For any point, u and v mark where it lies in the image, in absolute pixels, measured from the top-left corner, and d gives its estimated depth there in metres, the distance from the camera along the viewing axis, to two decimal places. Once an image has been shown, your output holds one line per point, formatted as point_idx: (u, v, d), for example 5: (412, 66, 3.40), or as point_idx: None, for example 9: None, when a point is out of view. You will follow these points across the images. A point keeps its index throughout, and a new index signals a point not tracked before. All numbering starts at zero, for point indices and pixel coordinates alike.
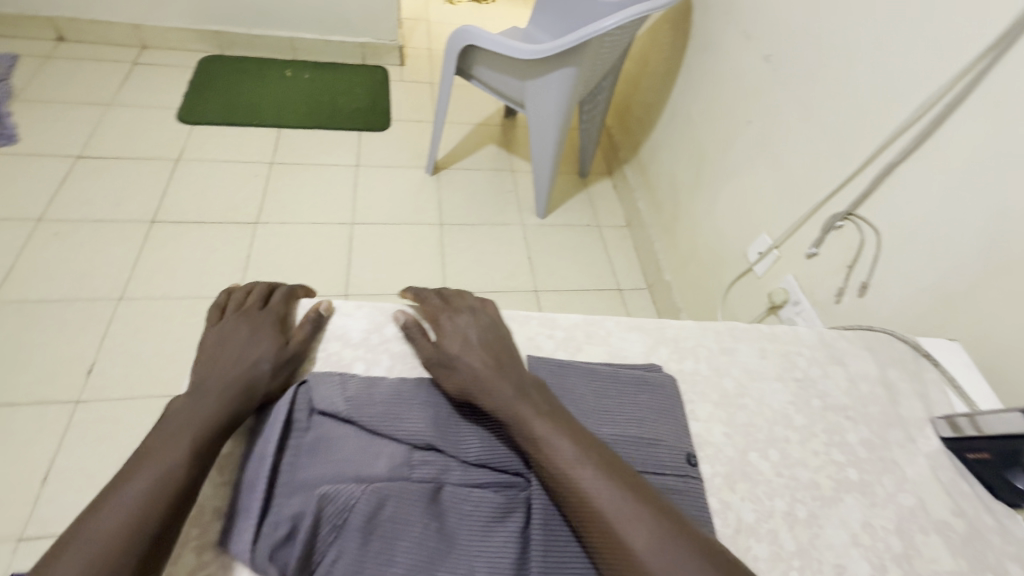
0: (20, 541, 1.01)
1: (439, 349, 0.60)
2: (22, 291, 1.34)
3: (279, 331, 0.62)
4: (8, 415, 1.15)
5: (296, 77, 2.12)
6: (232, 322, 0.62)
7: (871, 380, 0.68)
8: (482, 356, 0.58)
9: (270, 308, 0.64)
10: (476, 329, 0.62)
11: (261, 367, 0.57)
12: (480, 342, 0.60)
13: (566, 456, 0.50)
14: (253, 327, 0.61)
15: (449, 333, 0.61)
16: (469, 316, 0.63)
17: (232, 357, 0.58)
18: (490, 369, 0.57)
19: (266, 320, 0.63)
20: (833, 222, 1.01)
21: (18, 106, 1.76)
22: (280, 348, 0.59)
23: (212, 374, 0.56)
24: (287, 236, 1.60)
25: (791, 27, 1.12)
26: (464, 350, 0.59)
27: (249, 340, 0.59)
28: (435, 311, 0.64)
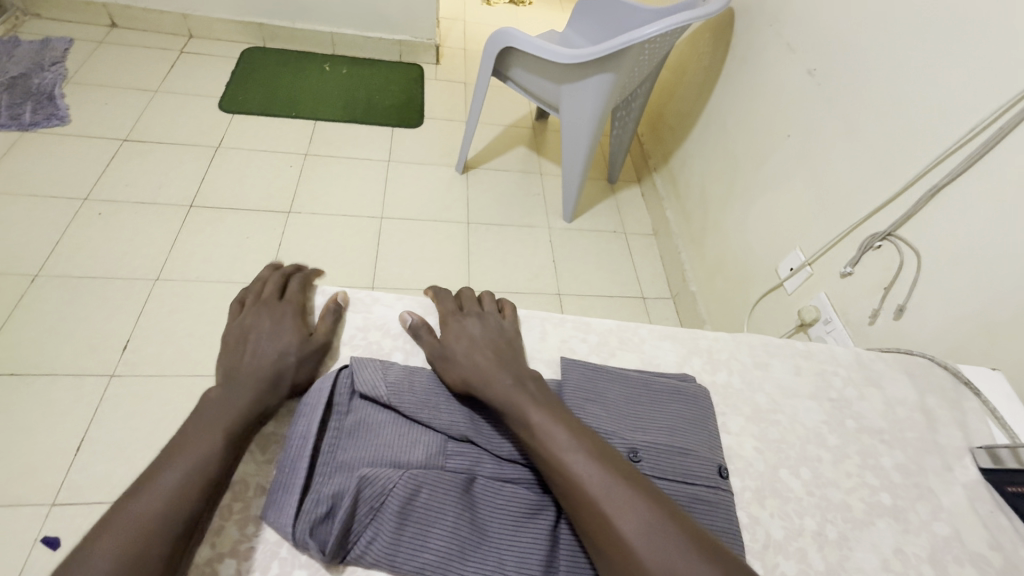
0: (53, 506, 1.05)
1: (442, 343, 0.61)
2: (66, 267, 1.40)
3: (301, 322, 0.63)
4: (48, 384, 1.20)
5: (334, 72, 2.16)
6: (254, 313, 0.62)
7: (907, 405, 0.67)
8: (484, 351, 0.59)
9: (289, 299, 0.65)
10: (481, 328, 0.63)
11: (287, 359, 0.58)
12: (484, 340, 0.61)
13: (560, 444, 0.50)
14: (275, 319, 0.62)
15: (452, 330, 0.62)
16: (478, 317, 0.64)
17: (258, 348, 0.58)
18: (492, 363, 0.58)
19: (287, 312, 0.63)
20: (871, 242, 0.99)
21: (71, 89, 1.84)
22: (305, 340, 0.61)
23: (240, 365, 0.57)
24: (318, 227, 1.64)
25: (838, 42, 1.10)
26: (467, 345, 0.60)
27: (272, 332, 0.60)
28: (447, 311, 0.66)
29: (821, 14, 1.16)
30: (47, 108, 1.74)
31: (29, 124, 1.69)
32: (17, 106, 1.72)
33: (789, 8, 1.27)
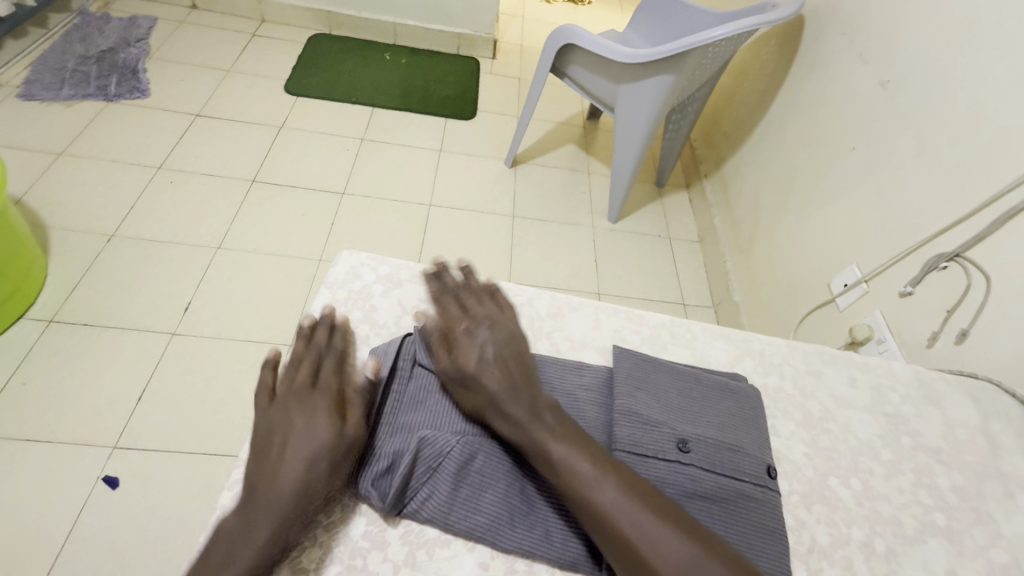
0: (114, 449, 1.12)
1: (452, 362, 0.58)
2: (138, 229, 1.50)
3: (336, 412, 0.52)
4: (116, 336, 1.28)
5: (394, 61, 2.22)
6: (281, 402, 0.53)
7: (969, 428, 0.67)
8: (497, 375, 0.56)
9: (322, 384, 0.55)
10: (494, 342, 0.59)
11: (319, 465, 0.49)
12: (496, 359, 0.57)
13: (585, 475, 0.50)
14: (307, 412, 0.52)
15: (464, 345, 0.59)
16: (487, 330, 0.61)
17: (282, 452, 0.49)
18: (507, 388, 0.55)
19: (321, 401, 0.53)
20: (936, 263, 0.95)
21: (153, 64, 1.96)
22: (338, 436, 0.51)
23: (262, 476, 0.48)
24: (369, 209, 1.69)
25: (916, 54, 1.06)
26: (480, 367, 0.57)
27: (302, 430, 0.51)
28: (453, 321, 0.62)
29: (900, 23, 1.11)
30: (129, 81, 1.85)
31: (113, 94, 1.80)
32: (104, 78, 1.84)
33: (865, 16, 1.23)
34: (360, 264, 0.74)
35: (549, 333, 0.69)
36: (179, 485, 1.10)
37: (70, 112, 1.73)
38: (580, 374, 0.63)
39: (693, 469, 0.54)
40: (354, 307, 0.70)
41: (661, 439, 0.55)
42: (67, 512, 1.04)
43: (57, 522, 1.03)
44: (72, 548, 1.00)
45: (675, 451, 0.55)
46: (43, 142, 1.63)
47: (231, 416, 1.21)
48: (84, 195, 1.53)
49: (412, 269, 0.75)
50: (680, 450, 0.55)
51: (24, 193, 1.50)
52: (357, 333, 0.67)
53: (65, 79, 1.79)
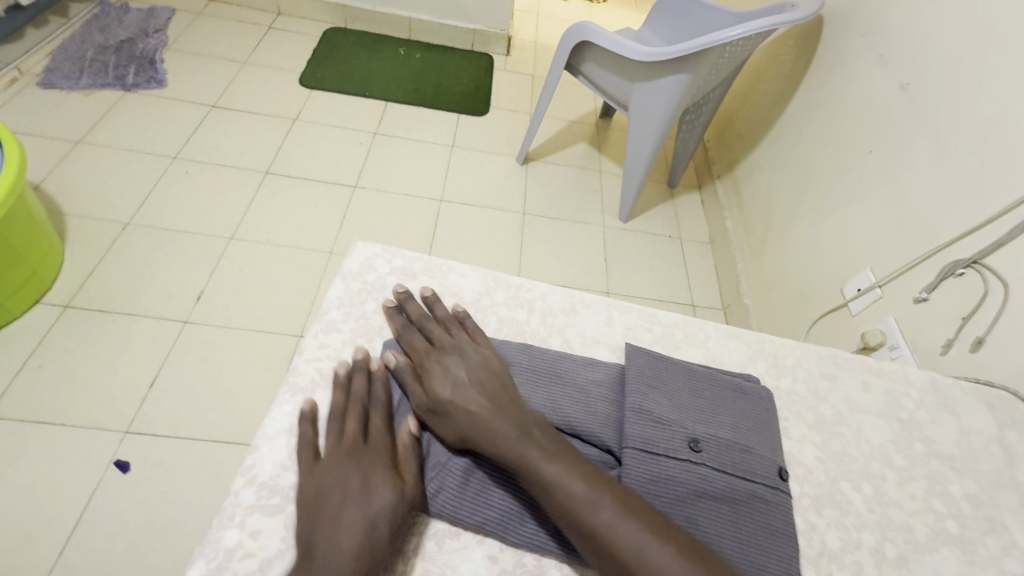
0: (126, 434, 1.14)
1: (429, 396, 0.58)
2: (152, 218, 1.51)
3: (394, 473, 0.53)
4: (129, 322, 1.30)
5: (408, 56, 2.22)
6: (335, 463, 0.53)
7: (984, 436, 0.67)
8: (474, 399, 0.56)
9: (374, 442, 0.56)
10: (464, 367, 0.60)
11: (381, 529, 0.49)
12: (471, 383, 0.58)
13: (578, 497, 0.49)
14: (365, 473, 0.52)
15: (436, 375, 0.59)
16: (456, 357, 0.61)
17: (344, 516, 0.49)
18: (490, 407, 0.55)
19: (376, 462, 0.53)
20: (953, 269, 0.94)
21: (171, 55, 1.98)
22: (399, 498, 0.51)
23: (323, 541, 0.47)
24: (380, 203, 1.70)
25: (937, 57, 1.05)
26: (455, 395, 0.57)
27: (363, 493, 0.51)
28: (420, 353, 0.62)
29: (922, 25, 1.10)
30: (147, 71, 1.87)
31: (130, 84, 1.82)
32: (123, 67, 1.86)
33: (886, 18, 1.21)
34: (374, 256, 0.75)
35: (562, 329, 0.70)
36: (188, 471, 1.11)
37: (88, 101, 1.75)
38: (592, 370, 0.63)
39: (704, 468, 0.54)
40: (368, 298, 0.70)
41: (672, 438, 0.56)
42: (78, 495, 1.05)
43: (68, 504, 1.04)
44: (83, 530, 1.02)
45: (685, 450, 0.55)
46: (61, 130, 1.65)
47: (240, 404, 1.22)
48: (101, 183, 1.55)
49: (426, 261, 0.76)
50: (692, 449, 0.55)
51: (42, 180, 1.52)
52: (371, 323, 0.68)
53: (85, 68, 1.81)
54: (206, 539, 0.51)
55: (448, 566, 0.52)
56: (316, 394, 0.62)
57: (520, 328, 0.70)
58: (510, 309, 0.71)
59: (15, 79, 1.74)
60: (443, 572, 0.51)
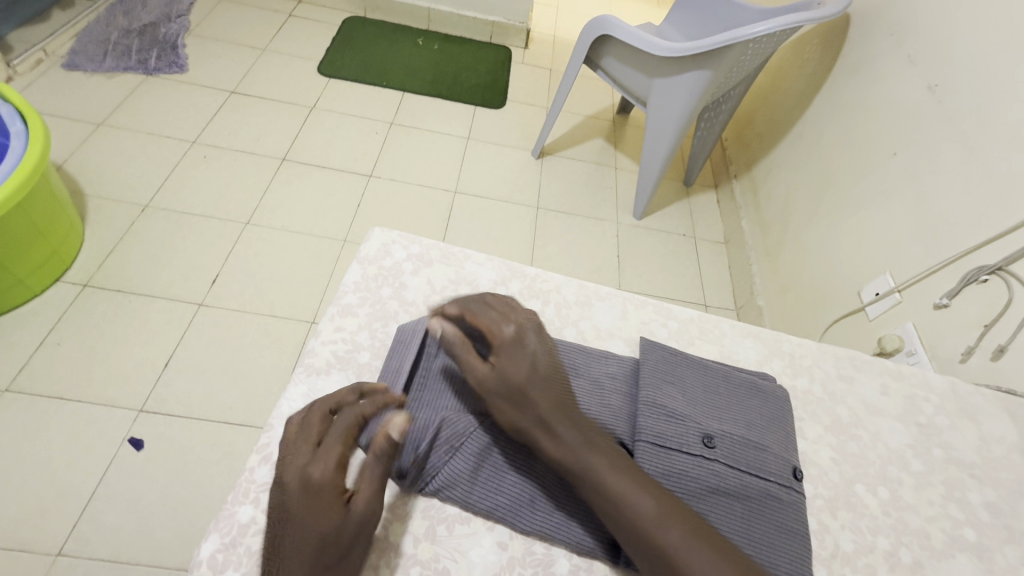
0: (140, 412, 1.16)
1: (500, 374, 0.52)
2: (170, 201, 1.53)
3: (334, 497, 0.46)
4: (147, 303, 1.32)
5: (426, 47, 2.22)
6: (286, 478, 0.48)
7: (1005, 444, 0.66)
8: (546, 392, 0.53)
9: (325, 453, 0.48)
10: (541, 353, 0.55)
11: (319, 561, 0.44)
12: (547, 373, 0.54)
13: (622, 483, 0.48)
14: (302, 497, 0.46)
15: (512, 353, 0.54)
16: (534, 339, 0.56)
17: (287, 544, 0.45)
18: (553, 408, 0.52)
19: (313, 481, 0.47)
20: (976, 275, 0.92)
21: (192, 40, 1.99)
22: (342, 528, 0.45)
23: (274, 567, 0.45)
24: (395, 192, 1.70)
25: (967, 59, 1.02)
26: (533, 381, 0.52)
27: (297, 521, 0.45)
28: (495, 324, 0.55)
29: (954, 26, 1.07)
30: (169, 56, 1.88)
31: (152, 69, 1.84)
32: (145, 51, 1.88)
33: (916, 17, 1.19)
34: (391, 242, 0.75)
35: (577, 321, 0.70)
36: (200, 451, 1.13)
37: (111, 83, 1.77)
38: (606, 363, 0.63)
39: (718, 465, 0.54)
40: (384, 284, 0.71)
41: (686, 433, 0.55)
42: (93, 471, 1.07)
43: (83, 479, 1.06)
44: (97, 505, 1.04)
45: (699, 445, 0.55)
46: (84, 112, 1.67)
47: (253, 388, 1.24)
48: (120, 165, 1.57)
49: (442, 249, 0.76)
50: (705, 445, 0.55)
51: (64, 160, 1.55)
52: (386, 308, 0.68)
53: (108, 52, 1.83)
54: (221, 513, 0.51)
55: (458, 552, 0.52)
56: (327, 367, 0.62)
57: None
58: (525, 299, 0.71)
59: (40, 60, 1.76)
60: (454, 556, 0.52)
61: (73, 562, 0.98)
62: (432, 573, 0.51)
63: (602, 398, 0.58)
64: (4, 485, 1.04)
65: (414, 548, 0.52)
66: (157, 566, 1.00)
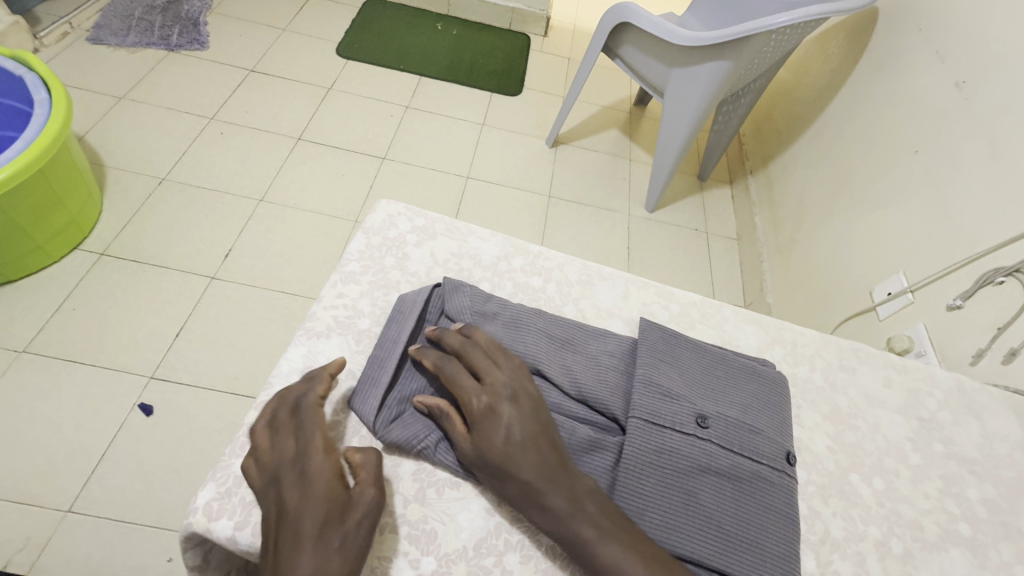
0: (150, 379, 1.18)
1: (476, 444, 0.50)
2: (186, 176, 1.55)
3: (336, 483, 0.48)
4: (161, 274, 1.35)
5: (445, 31, 2.21)
6: (275, 479, 0.48)
7: (1008, 442, 0.67)
8: (525, 462, 0.49)
9: (311, 447, 0.50)
10: (520, 424, 0.51)
11: (326, 539, 0.44)
12: (525, 445, 0.50)
13: (587, 534, 0.47)
14: (299, 488, 0.47)
15: (486, 437, 0.50)
16: (510, 409, 0.52)
17: (291, 536, 0.44)
18: (542, 476, 0.49)
19: (311, 471, 0.48)
20: (992, 277, 0.88)
21: (213, 18, 2.01)
22: (347, 511, 0.46)
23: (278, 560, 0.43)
24: (407, 175, 1.71)
25: (998, 56, 0.99)
26: (507, 456, 0.49)
27: (298, 508, 0.46)
28: (468, 396, 0.53)
29: (984, 23, 1.04)
30: (191, 32, 1.90)
31: (174, 45, 1.86)
32: (167, 28, 1.89)
33: (947, 11, 1.15)
34: (397, 214, 0.76)
35: (577, 299, 0.71)
36: (206, 420, 1.15)
37: (133, 58, 1.80)
38: (604, 341, 0.64)
39: (710, 445, 0.55)
40: (387, 254, 0.71)
41: (680, 413, 0.57)
42: (103, 433, 1.10)
43: (93, 441, 1.09)
44: (105, 466, 1.07)
45: (693, 425, 0.56)
46: (106, 85, 1.70)
47: (261, 361, 1.26)
48: (139, 138, 1.60)
49: (446, 223, 0.76)
50: (699, 425, 0.57)
51: (86, 132, 1.58)
52: (388, 278, 0.69)
53: (132, 26, 1.85)
54: (218, 464, 0.53)
55: (447, 515, 0.53)
56: (328, 330, 0.63)
57: (534, 296, 0.70)
58: (527, 276, 0.72)
59: (66, 33, 1.79)
60: (442, 519, 0.53)
61: (81, 520, 1.01)
62: (421, 533, 0.52)
63: (592, 376, 0.59)
64: (17, 444, 1.07)
65: (404, 508, 0.53)
66: (162, 530, 1.02)
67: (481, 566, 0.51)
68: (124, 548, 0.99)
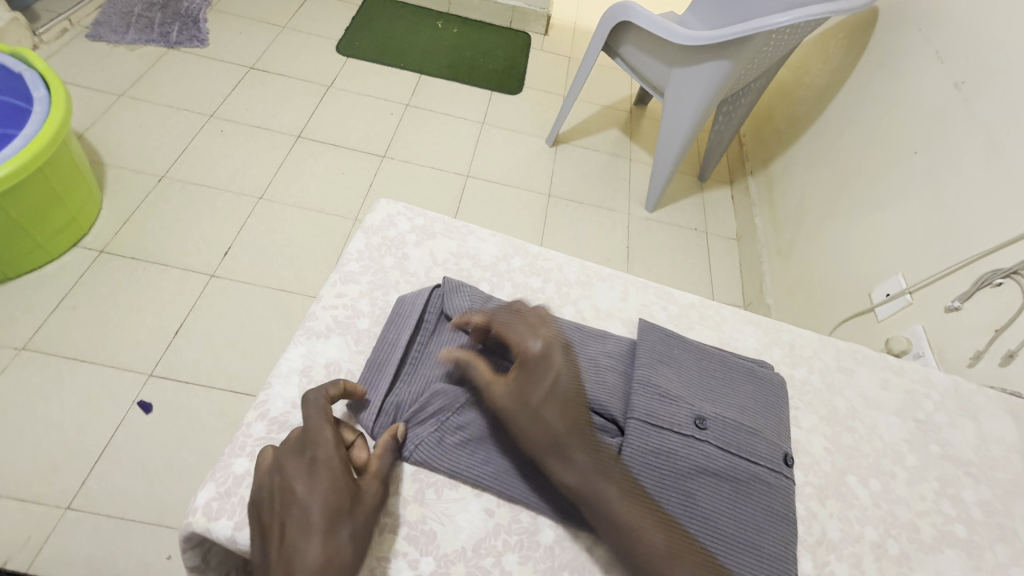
0: (150, 377, 1.19)
1: (521, 391, 0.55)
2: (185, 174, 1.55)
3: (343, 474, 0.49)
4: (160, 272, 1.34)
5: (445, 29, 2.21)
6: (281, 469, 0.49)
7: (1005, 445, 0.67)
8: (562, 413, 0.54)
9: (319, 438, 0.51)
10: (567, 375, 0.57)
11: (336, 531, 0.46)
12: (567, 393, 0.55)
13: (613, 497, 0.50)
14: (308, 476, 0.48)
15: (534, 382, 0.55)
16: (560, 357, 0.59)
17: (299, 525, 0.45)
18: (572, 428, 0.53)
19: (319, 461, 0.49)
20: (991, 278, 0.89)
21: (214, 15, 2.00)
22: (354, 506, 0.48)
23: (286, 547, 0.44)
24: (407, 174, 1.71)
25: (996, 58, 0.99)
26: (548, 402, 0.54)
27: (306, 498, 0.47)
28: (523, 341, 0.59)
29: (984, 24, 1.04)
30: (191, 30, 1.89)
31: (174, 41, 1.85)
32: (167, 25, 1.89)
33: (947, 12, 1.15)
34: (396, 213, 0.76)
35: (577, 300, 0.71)
36: (206, 419, 1.15)
37: (132, 55, 1.79)
38: (603, 342, 0.64)
39: (709, 446, 0.56)
40: (386, 254, 0.71)
41: (678, 414, 0.57)
42: (102, 431, 1.10)
43: (93, 439, 1.09)
44: (105, 464, 1.07)
45: (691, 426, 0.57)
46: (107, 83, 1.69)
47: (261, 360, 1.26)
48: (139, 136, 1.60)
49: (446, 223, 0.76)
50: (697, 426, 0.57)
51: (85, 129, 1.57)
52: (388, 278, 0.69)
53: (132, 23, 1.85)
54: (218, 464, 0.53)
55: (446, 515, 0.53)
56: (326, 332, 0.63)
57: (533, 296, 0.70)
58: (526, 276, 0.72)
59: (65, 30, 1.78)
60: (441, 519, 0.53)
61: (81, 517, 1.01)
62: (420, 533, 0.52)
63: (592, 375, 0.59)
64: (18, 443, 1.07)
65: (404, 510, 0.53)
66: (162, 527, 1.03)
67: (479, 566, 0.51)
68: (123, 548, 0.99)
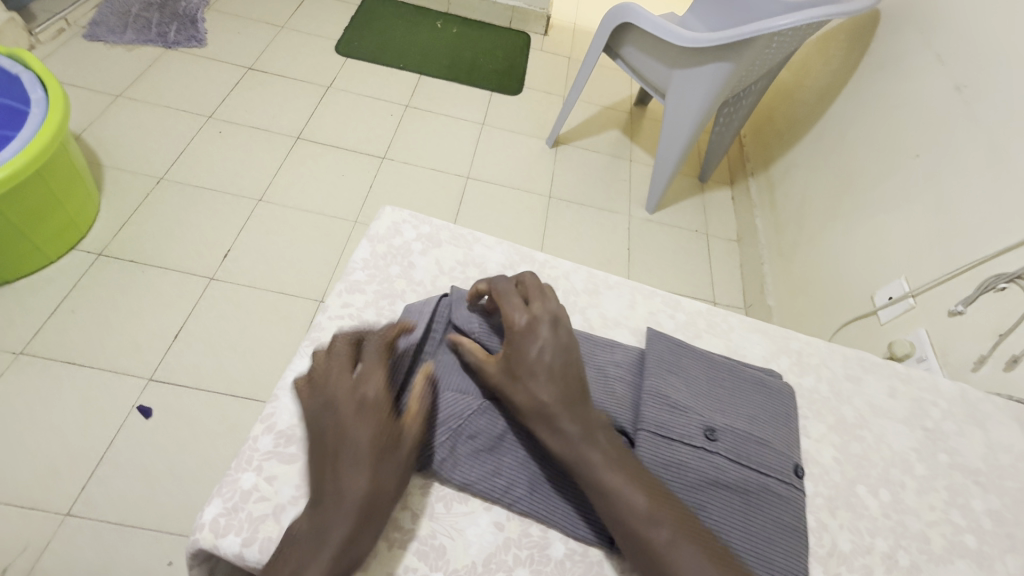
0: (150, 381, 1.18)
1: (509, 364, 0.53)
2: (184, 176, 1.53)
3: (389, 414, 0.50)
4: (159, 275, 1.33)
5: (445, 29, 2.20)
6: (332, 397, 0.50)
7: (1012, 453, 0.67)
8: (550, 388, 0.51)
9: (368, 375, 0.52)
10: (552, 348, 0.53)
11: (382, 468, 0.48)
12: (554, 367, 0.52)
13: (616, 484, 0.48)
14: (359, 412, 0.49)
15: (518, 355, 0.53)
16: (547, 330, 0.54)
17: (350, 456, 0.47)
18: (561, 401, 0.51)
19: (369, 397, 0.50)
20: (994, 282, 0.89)
21: (212, 14, 1.99)
22: (398, 445, 0.50)
23: (336, 477, 0.47)
24: (407, 175, 1.70)
25: (998, 61, 0.99)
26: (533, 376, 0.52)
27: (355, 432, 0.48)
28: (509, 313, 0.55)
29: (985, 27, 1.04)
30: (189, 30, 1.88)
31: (172, 41, 1.84)
32: (165, 24, 1.88)
33: (949, 15, 1.15)
34: (401, 221, 0.75)
35: (584, 308, 0.70)
36: (207, 425, 1.14)
37: (130, 55, 1.78)
38: (612, 351, 0.64)
39: (719, 458, 0.55)
40: (392, 263, 0.71)
41: (688, 425, 0.57)
42: (101, 437, 1.09)
43: (92, 444, 1.08)
44: (105, 470, 1.06)
45: (701, 438, 0.56)
46: (105, 84, 1.68)
47: (262, 364, 1.25)
48: (137, 137, 1.58)
49: (452, 230, 0.76)
50: (707, 437, 0.56)
51: (83, 130, 1.56)
52: (394, 287, 0.69)
53: (129, 23, 1.84)
54: (224, 480, 0.52)
55: (456, 529, 0.53)
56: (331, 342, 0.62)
57: None
58: None
59: (62, 30, 1.76)
60: (450, 534, 0.53)
61: (81, 524, 1.00)
62: (430, 548, 0.52)
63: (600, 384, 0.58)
64: (17, 449, 1.06)
65: (415, 524, 0.53)
66: (162, 534, 1.02)
67: None
68: (124, 555, 0.99)
